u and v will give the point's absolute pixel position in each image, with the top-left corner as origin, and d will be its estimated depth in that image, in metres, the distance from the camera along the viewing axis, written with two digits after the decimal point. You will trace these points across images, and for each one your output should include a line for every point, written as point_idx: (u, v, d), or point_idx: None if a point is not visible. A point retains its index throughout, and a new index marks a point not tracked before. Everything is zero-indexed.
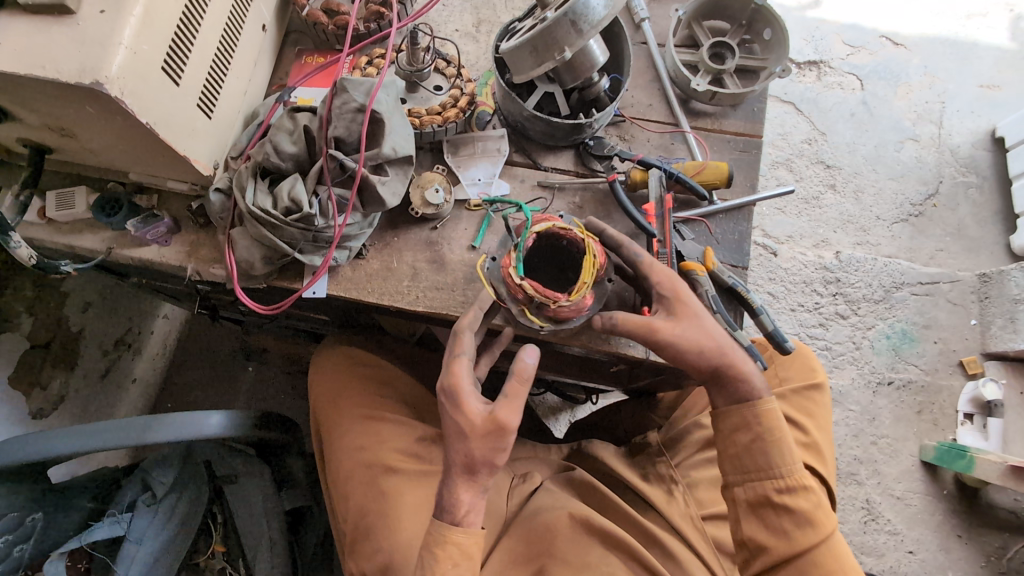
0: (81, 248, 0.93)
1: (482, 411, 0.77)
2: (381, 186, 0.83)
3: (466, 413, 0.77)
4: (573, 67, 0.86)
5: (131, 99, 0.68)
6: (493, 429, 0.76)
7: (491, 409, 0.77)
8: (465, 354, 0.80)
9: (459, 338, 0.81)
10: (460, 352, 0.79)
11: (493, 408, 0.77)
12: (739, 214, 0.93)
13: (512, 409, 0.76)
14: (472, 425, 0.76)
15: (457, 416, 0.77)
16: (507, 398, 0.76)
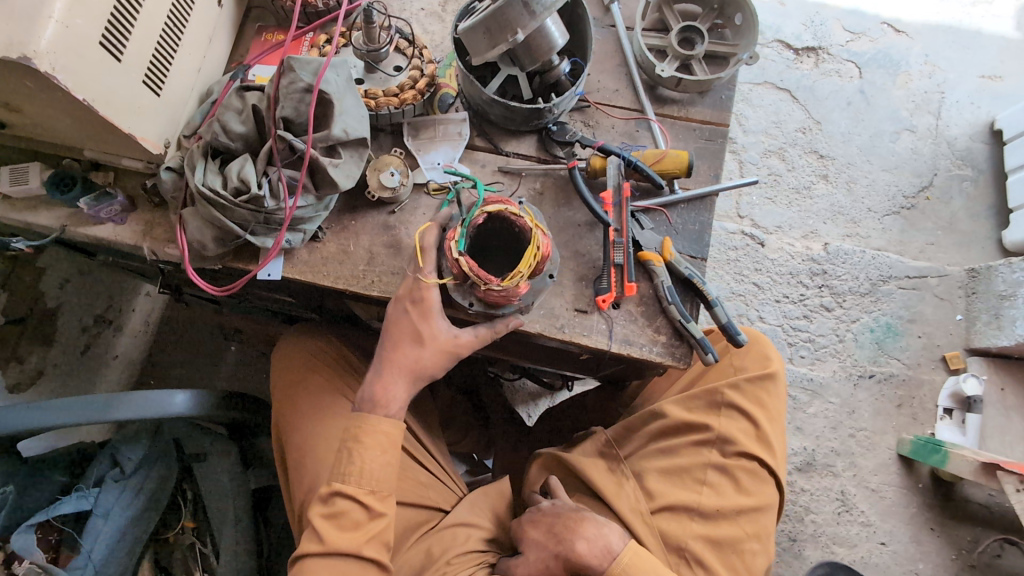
0: (37, 225, 0.92)
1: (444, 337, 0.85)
2: (332, 169, 0.82)
3: (431, 333, 0.84)
4: (530, 49, 0.83)
5: (64, 75, 0.67)
6: (457, 354, 0.85)
7: (455, 332, 0.85)
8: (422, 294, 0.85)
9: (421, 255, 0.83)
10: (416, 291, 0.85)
11: (456, 331, 0.85)
12: (701, 204, 0.92)
13: (471, 334, 0.85)
14: (437, 347, 0.84)
15: (421, 342, 0.84)
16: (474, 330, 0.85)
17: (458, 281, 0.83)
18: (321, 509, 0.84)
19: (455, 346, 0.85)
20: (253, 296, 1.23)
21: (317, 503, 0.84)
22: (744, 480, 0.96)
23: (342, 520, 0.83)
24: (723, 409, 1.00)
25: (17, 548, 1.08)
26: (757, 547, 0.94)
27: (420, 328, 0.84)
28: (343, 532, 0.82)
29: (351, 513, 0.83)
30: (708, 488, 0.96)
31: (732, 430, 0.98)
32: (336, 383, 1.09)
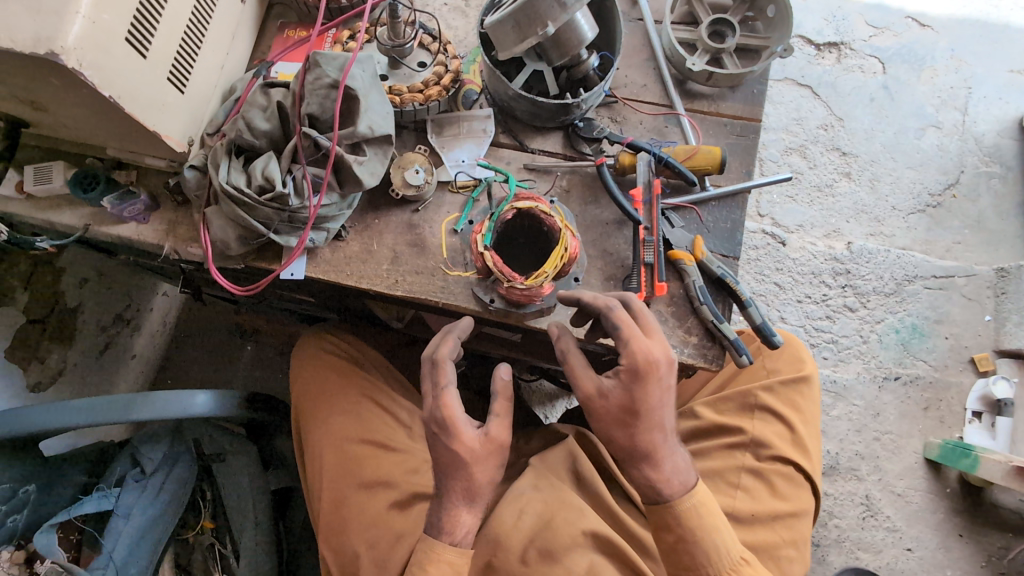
0: (60, 224, 0.92)
1: (475, 436, 0.80)
2: (358, 166, 0.81)
3: (461, 444, 0.79)
4: (559, 43, 0.82)
5: (91, 71, 0.66)
6: (491, 450, 0.80)
7: (484, 431, 0.81)
8: (451, 384, 0.80)
9: (441, 368, 0.80)
10: (444, 384, 0.80)
11: (486, 430, 0.81)
12: (732, 201, 0.89)
13: (504, 427, 0.81)
14: (472, 452, 0.80)
15: (453, 450, 0.79)
16: (498, 417, 0.81)
17: (482, 280, 0.86)
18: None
19: (488, 444, 0.80)
20: (271, 295, 1.22)
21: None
22: (779, 484, 0.94)
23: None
24: (757, 413, 0.98)
25: (38, 547, 1.06)
26: (794, 554, 0.92)
27: (455, 449, 0.79)
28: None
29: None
30: (742, 493, 0.94)
31: (767, 433, 0.96)
32: (352, 381, 1.07)
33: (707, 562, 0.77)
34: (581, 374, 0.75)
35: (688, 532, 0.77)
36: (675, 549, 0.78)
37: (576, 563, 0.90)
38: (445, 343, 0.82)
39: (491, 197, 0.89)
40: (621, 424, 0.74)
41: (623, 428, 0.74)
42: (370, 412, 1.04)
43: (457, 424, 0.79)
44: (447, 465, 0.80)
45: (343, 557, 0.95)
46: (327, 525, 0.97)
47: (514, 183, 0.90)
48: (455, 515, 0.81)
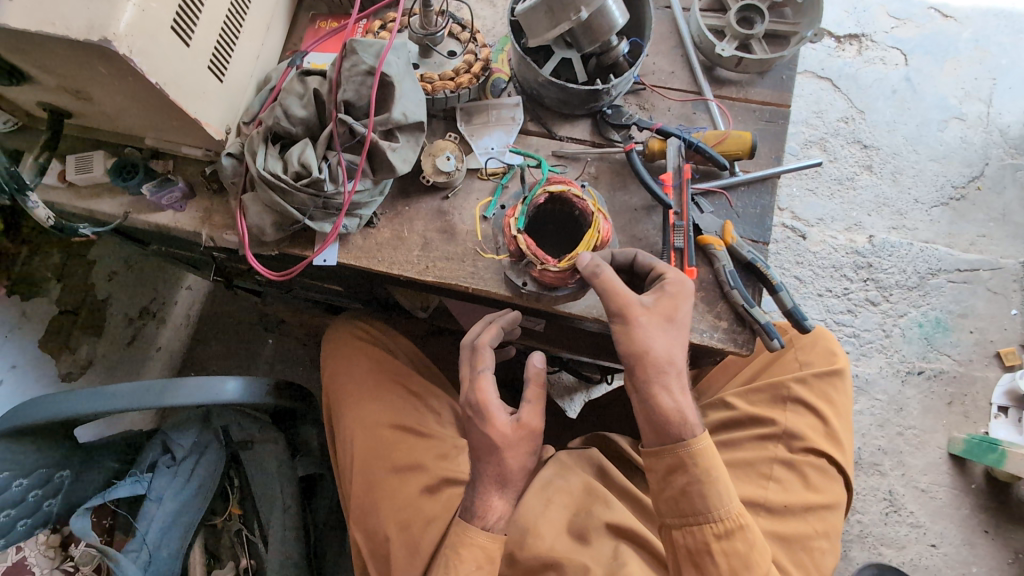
0: (99, 212, 0.94)
1: (509, 421, 0.82)
2: (391, 153, 0.82)
3: (494, 428, 0.82)
4: (590, 30, 0.82)
5: (140, 57, 0.68)
6: (523, 435, 0.82)
7: (516, 418, 0.83)
8: (488, 369, 0.85)
9: (480, 354, 0.85)
10: (481, 368, 0.84)
11: (519, 417, 0.83)
12: (762, 186, 0.89)
13: (536, 413, 0.83)
14: (504, 437, 0.82)
15: (487, 434, 0.82)
16: (530, 404, 0.83)
17: (514, 263, 0.86)
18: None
19: (520, 430, 0.82)
20: (297, 285, 1.24)
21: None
22: (812, 476, 0.94)
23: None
24: (790, 405, 0.98)
25: (75, 530, 1.04)
26: (826, 545, 0.92)
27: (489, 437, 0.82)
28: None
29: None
30: (775, 484, 0.94)
31: (800, 426, 0.97)
32: (381, 366, 1.09)
33: (711, 508, 0.75)
34: (618, 287, 0.75)
35: (700, 474, 0.75)
36: (685, 492, 0.75)
37: (606, 550, 0.91)
38: (489, 331, 0.88)
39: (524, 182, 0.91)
40: (658, 330, 0.75)
41: (661, 335, 0.75)
42: (401, 399, 1.06)
43: (492, 407, 0.82)
44: (485, 452, 0.83)
45: (375, 540, 0.97)
46: (358, 509, 0.99)
47: (547, 168, 0.91)
48: (488, 499, 0.84)
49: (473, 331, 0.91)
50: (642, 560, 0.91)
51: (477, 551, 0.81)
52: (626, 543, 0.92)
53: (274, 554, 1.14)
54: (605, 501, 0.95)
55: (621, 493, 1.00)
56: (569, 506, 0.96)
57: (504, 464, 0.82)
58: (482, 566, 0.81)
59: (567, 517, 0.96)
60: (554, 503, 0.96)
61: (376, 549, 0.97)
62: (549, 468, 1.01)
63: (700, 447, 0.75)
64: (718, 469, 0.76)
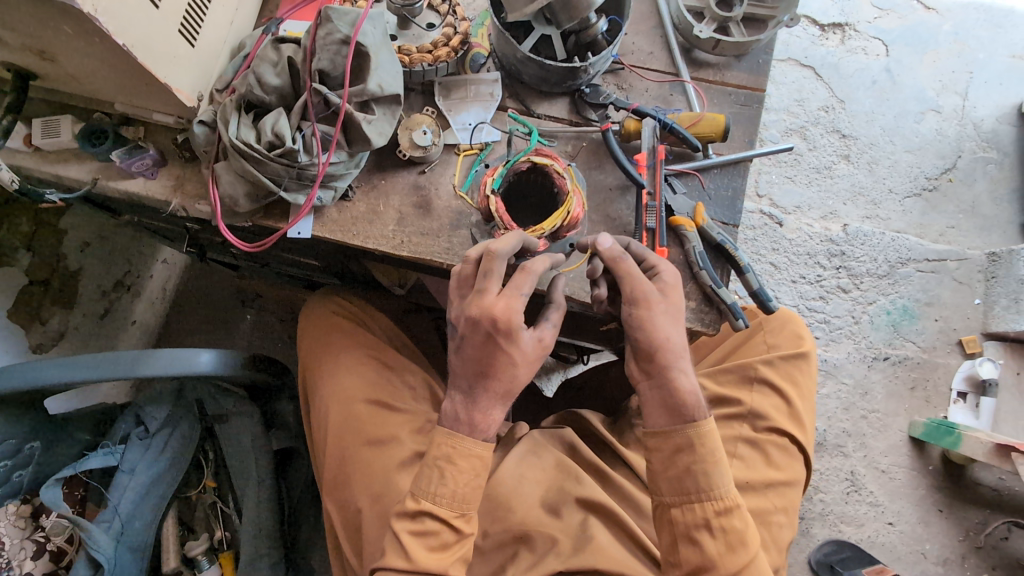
0: (67, 178, 0.93)
1: (529, 339, 0.78)
2: (366, 125, 0.81)
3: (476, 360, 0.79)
4: (569, 6, 0.82)
5: (105, 16, 0.67)
6: (540, 354, 0.79)
7: (538, 336, 0.79)
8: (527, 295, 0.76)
9: (524, 276, 0.76)
10: (517, 287, 0.75)
11: (540, 334, 0.79)
12: (735, 169, 0.91)
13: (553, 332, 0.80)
14: (525, 356, 0.77)
15: (510, 356, 0.76)
16: (553, 327, 0.80)
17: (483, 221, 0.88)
18: (408, 524, 0.79)
19: (539, 348, 0.78)
20: (274, 259, 1.23)
21: (403, 518, 0.79)
22: (774, 454, 0.98)
23: (430, 539, 0.78)
24: (756, 385, 1.02)
25: (45, 502, 1.04)
26: (784, 519, 0.95)
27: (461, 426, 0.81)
28: (432, 555, 0.78)
29: (441, 534, 0.79)
30: (738, 460, 0.97)
31: (764, 405, 1.00)
32: (357, 340, 1.09)
33: (712, 487, 0.77)
34: (637, 275, 0.78)
35: (705, 454, 0.77)
36: (689, 471, 0.77)
37: (574, 522, 0.94)
38: (540, 259, 0.78)
39: (511, 147, 0.91)
40: (672, 318, 0.78)
41: (676, 324, 0.78)
42: (375, 370, 1.07)
43: (516, 327, 0.75)
44: (484, 370, 0.77)
45: (348, 512, 0.98)
46: (333, 480, 1.00)
47: (537, 137, 0.92)
48: (488, 412, 0.78)
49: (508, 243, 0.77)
50: (610, 532, 0.93)
51: (474, 461, 0.79)
52: (594, 516, 0.94)
53: (249, 526, 1.15)
54: (575, 476, 0.98)
55: (591, 468, 1.03)
56: (540, 482, 0.98)
57: (516, 380, 0.77)
58: (478, 475, 0.79)
59: (540, 491, 0.98)
60: (524, 478, 0.98)
61: (349, 520, 0.98)
62: (521, 446, 1.03)
63: (708, 429, 0.77)
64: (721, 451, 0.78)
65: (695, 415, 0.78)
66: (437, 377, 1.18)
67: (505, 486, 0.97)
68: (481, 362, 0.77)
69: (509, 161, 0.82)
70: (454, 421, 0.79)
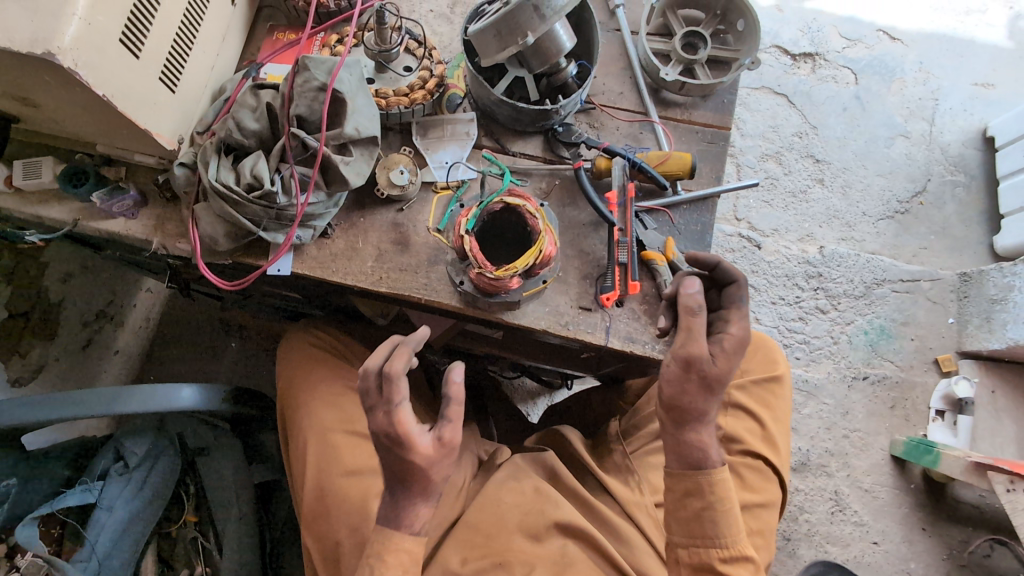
0: (48, 218, 0.94)
1: (429, 441, 0.75)
2: (344, 166, 0.84)
3: (414, 454, 0.74)
4: (540, 52, 0.85)
5: (85, 70, 0.68)
6: (447, 452, 0.75)
7: (435, 434, 0.75)
8: (404, 401, 0.74)
9: (396, 386, 0.74)
10: (399, 401, 0.74)
11: (439, 432, 0.75)
12: (703, 205, 0.94)
13: (458, 429, 0.76)
14: (427, 457, 0.74)
15: (409, 462, 0.74)
16: (452, 422, 0.75)
17: (457, 260, 0.90)
18: None
19: (443, 448, 0.75)
20: (257, 291, 1.24)
21: None
22: (748, 477, 0.99)
23: None
24: (730, 409, 1.04)
25: (19, 540, 1.03)
26: (760, 542, 0.96)
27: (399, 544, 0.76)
28: None
29: None
30: None
31: (738, 428, 1.02)
32: (337, 371, 1.11)
33: (722, 534, 0.78)
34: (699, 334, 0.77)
35: (716, 500, 0.78)
36: (698, 516, 0.78)
37: (555, 547, 0.94)
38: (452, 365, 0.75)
39: (484, 186, 0.94)
40: (703, 389, 0.78)
41: (702, 396, 0.78)
42: (355, 401, 1.08)
43: (405, 436, 0.73)
44: (404, 475, 0.75)
45: (326, 544, 0.98)
46: (312, 513, 1.00)
47: (509, 177, 0.94)
48: (414, 509, 0.77)
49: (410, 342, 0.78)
50: (590, 558, 0.94)
51: (404, 556, 0.76)
52: (573, 542, 0.95)
53: (229, 560, 1.13)
54: (555, 501, 0.97)
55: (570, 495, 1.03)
56: (519, 506, 0.97)
57: (430, 481, 0.75)
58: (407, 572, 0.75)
59: (518, 516, 0.96)
60: (505, 502, 0.98)
61: (328, 553, 0.97)
62: (502, 471, 1.03)
63: (723, 477, 0.78)
64: (734, 501, 0.79)
65: (711, 462, 0.79)
66: (420, 408, 1.18)
67: (485, 513, 0.97)
68: (393, 474, 0.76)
69: (483, 201, 0.85)
70: (385, 521, 0.77)
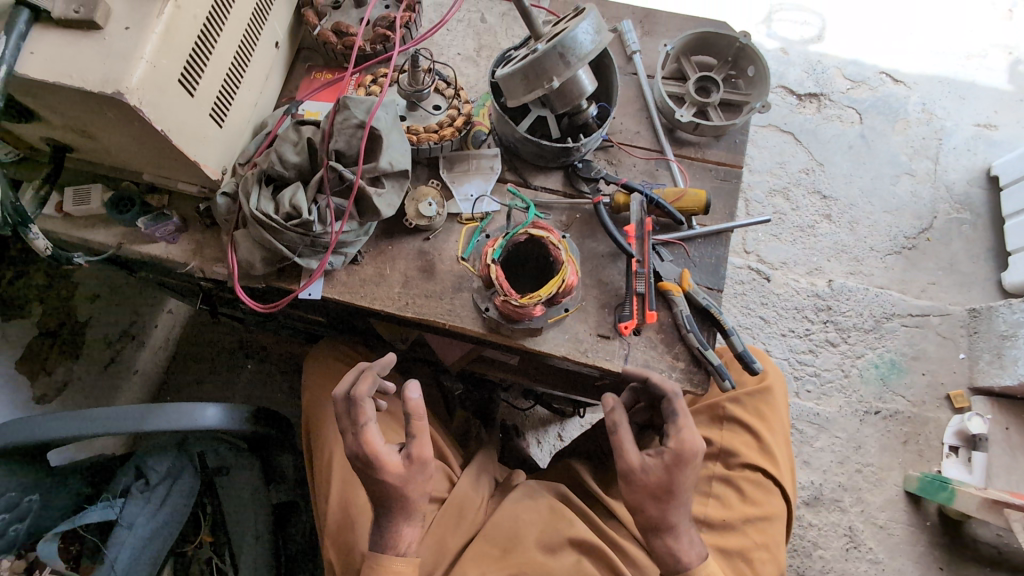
0: (93, 241, 0.99)
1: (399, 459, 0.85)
2: (377, 198, 0.89)
3: (387, 472, 0.84)
4: (563, 94, 0.91)
5: (148, 108, 0.74)
6: (416, 468, 0.85)
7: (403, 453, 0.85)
8: (371, 421, 0.84)
9: (361, 408, 0.84)
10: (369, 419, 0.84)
11: (408, 452, 0.85)
12: (717, 239, 0.98)
13: (423, 445, 0.85)
14: (400, 476, 0.84)
15: (382, 480, 0.84)
16: (415, 437, 0.85)
17: (484, 287, 0.94)
18: None
19: (411, 465, 0.85)
20: (283, 315, 1.28)
21: None
22: (748, 490, 1.01)
23: None
24: (726, 424, 1.06)
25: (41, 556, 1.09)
26: (766, 555, 0.97)
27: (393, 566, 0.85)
28: None
29: None
30: (714, 500, 1.02)
31: (733, 442, 1.04)
32: None
33: None
34: (627, 447, 0.84)
35: None
36: None
37: (568, 565, 0.95)
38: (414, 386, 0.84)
39: (510, 219, 0.99)
40: (655, 499, 0.83)
41: (654, 503, 0.83)
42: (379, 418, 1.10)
43: (378, 455, 0.83)
44: (382, 493, 0.85)
45: (346, 558, 0.99)
46: (335, 525, 1.01)
47: (534, 212, 0.99)
48: (397, 529, 0.86)
49: (348, 380, 0.89)
50: None
51: None
52: (586, 562, 0.96)
53: None
54: (569, 518, 0.99)
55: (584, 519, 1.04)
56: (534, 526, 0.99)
57: (406, 496, 0.85)
58: None
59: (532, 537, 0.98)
60: (519, 521, 0.99)
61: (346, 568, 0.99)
62: (516, 492, 1.05)
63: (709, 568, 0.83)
64: None
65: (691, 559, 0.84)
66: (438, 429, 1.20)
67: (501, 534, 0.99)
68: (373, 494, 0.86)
69: (509, 232, 0.89)
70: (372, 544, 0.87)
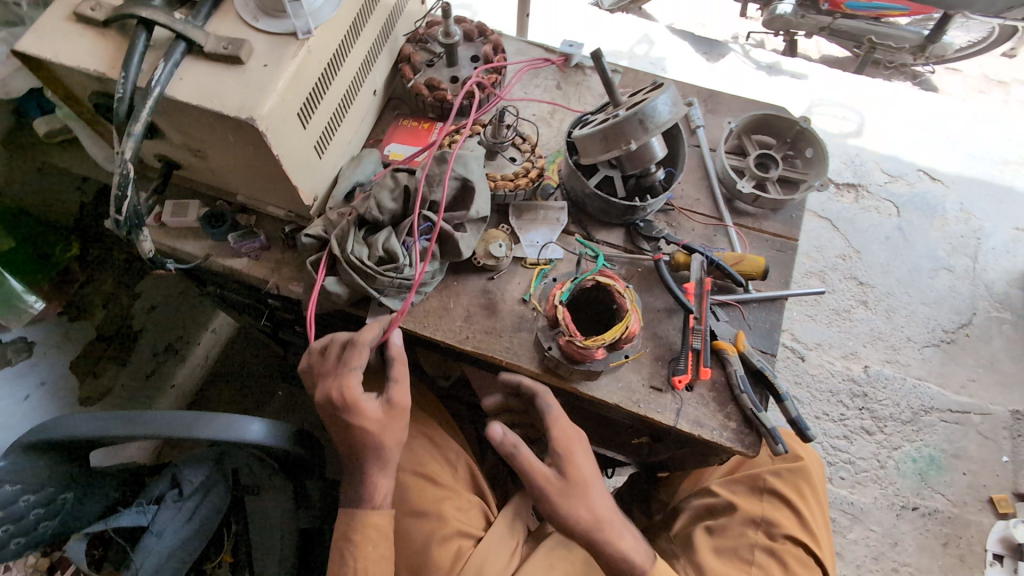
0: (183, 251, 1.06)
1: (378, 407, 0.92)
2: (461, 241, 0.96)
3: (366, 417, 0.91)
4: (634, 157, 0.98)
5: (271, 134, 0.83)
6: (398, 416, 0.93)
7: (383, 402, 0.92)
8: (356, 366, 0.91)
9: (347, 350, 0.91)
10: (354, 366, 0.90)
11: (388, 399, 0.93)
12: (771, 305, 1.01)
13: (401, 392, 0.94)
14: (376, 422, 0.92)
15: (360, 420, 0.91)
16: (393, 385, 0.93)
17: (547, 326, 0.95)
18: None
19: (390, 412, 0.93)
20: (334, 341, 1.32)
21: None
22: (794, 565, 0.96)
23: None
24: (766, 496, 1.04)
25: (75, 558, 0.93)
26: None
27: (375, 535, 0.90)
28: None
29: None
30: (757, 569, 0.96)
31: (778, 516, 1.01)
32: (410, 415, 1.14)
33: None
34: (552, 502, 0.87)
35: None
36: None
37: None
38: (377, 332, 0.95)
39: (579, 265, 1.04)
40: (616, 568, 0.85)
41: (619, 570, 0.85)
42: (423, 446, 1.10)
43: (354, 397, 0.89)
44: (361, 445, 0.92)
45: None
46: None
47: (603, 261, 1.04)
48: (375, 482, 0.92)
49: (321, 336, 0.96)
50: None
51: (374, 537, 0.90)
52: None
53: None
54: None
55: None
56: None
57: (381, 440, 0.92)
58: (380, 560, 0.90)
59: None
60: (552, 570, 0.97)
61: None
62: (550, 541, 1.03)
63: None
64: None
65: None
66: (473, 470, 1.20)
67: None
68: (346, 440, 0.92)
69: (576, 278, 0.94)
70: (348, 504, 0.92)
